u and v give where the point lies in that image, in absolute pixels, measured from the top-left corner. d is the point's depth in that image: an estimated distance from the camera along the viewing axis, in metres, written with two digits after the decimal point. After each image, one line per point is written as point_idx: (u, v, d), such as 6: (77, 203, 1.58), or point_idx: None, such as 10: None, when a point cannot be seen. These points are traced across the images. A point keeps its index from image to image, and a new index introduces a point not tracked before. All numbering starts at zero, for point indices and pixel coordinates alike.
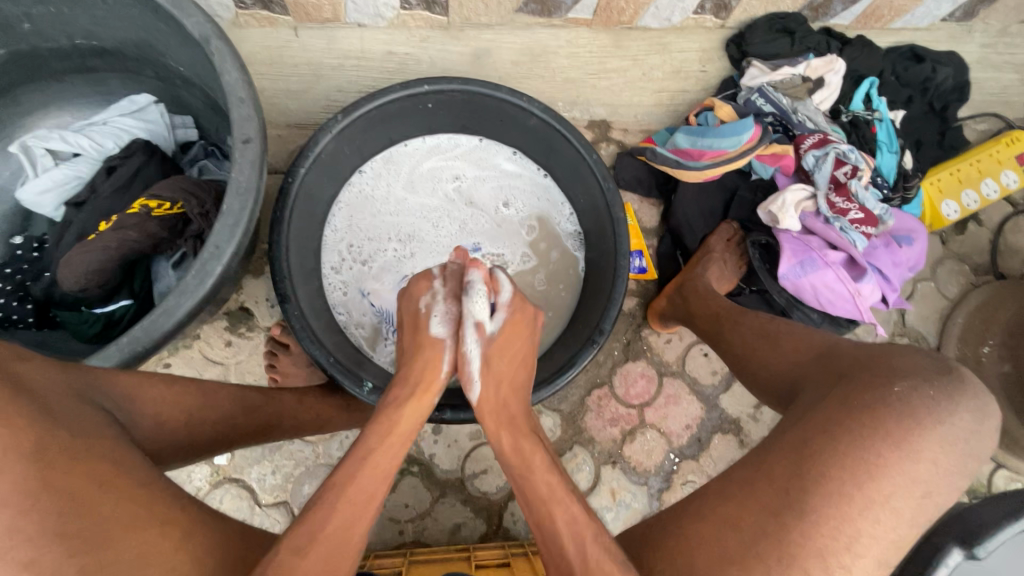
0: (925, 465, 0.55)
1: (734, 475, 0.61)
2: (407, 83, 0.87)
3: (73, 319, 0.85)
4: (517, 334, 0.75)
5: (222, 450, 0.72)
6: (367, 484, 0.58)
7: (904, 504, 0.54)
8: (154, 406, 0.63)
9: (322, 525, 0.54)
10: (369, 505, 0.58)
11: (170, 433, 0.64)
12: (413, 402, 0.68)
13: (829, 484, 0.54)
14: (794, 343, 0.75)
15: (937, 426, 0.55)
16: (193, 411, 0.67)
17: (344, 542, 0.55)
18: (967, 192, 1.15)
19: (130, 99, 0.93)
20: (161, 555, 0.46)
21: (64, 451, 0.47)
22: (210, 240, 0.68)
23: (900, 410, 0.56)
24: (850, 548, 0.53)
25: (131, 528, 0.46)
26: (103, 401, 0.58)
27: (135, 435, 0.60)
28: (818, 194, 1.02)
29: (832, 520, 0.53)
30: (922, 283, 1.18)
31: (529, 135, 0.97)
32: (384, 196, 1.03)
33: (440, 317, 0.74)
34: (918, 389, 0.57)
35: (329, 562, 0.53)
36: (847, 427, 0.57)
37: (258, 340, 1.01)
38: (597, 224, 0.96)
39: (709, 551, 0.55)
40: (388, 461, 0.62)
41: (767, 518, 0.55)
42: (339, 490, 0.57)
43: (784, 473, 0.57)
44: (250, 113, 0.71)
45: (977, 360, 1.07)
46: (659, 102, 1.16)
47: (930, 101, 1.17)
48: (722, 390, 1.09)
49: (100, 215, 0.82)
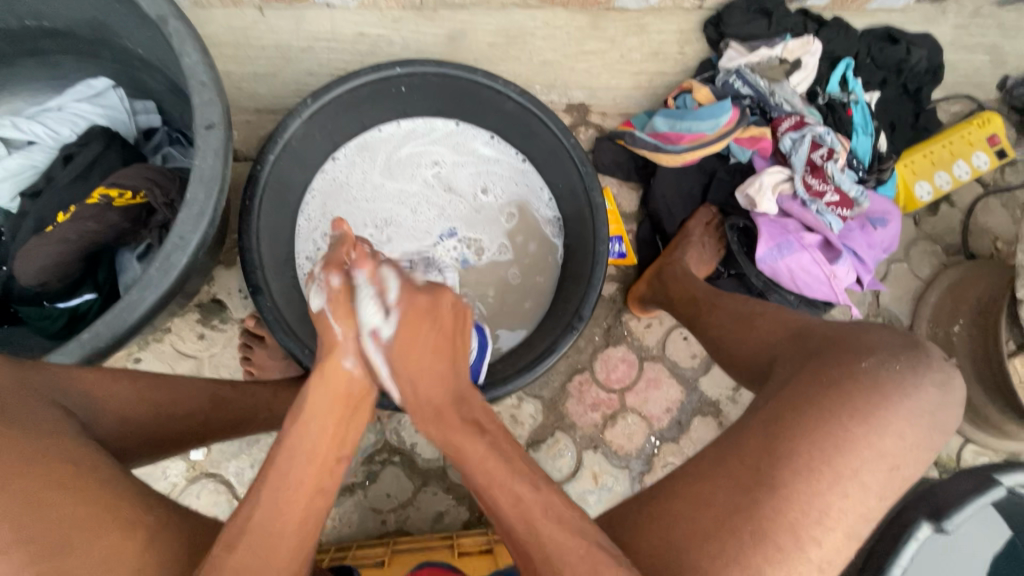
0: (891, 439, 0.56)
1: (705, 454, 0.62)
2: (377, 66, 0.85)
3: (34, 315, 0.82)
4: (419, 331, 0.62)
5: (193, 445, 0.70)
6: (291, 470, 0.54)
7: (872, 478, 0.55)
8: (116, 403, 0.61)
9: (248, 519, 0.51)
10: (297, 494, 0.53)
11: (137, 428, 0.62)
12: (315, 380, 0.60)
13: (799, 460, 0.55)
14: (768, 324, 0.75)
15: (903, 400, 0.56)
16: (161, 405, 0.65)
17: (276, 530, 0.51)
18: (939, 173, 1.16)
19: (86, 83, 0.89)
20: (124, 558, 0.45)
21: (20, 449, 0.45)
22: (174, 230, 0.66)
23: (867, 386, 0.57)
24: (820, 523, 0.54)
25: (92, 531, 0.44)
26: (63, 398, 0.56)
27: (98, 434, 0.59)
28: (794, 176, 1.02)
29: (800, 494, 0.54)
30: (895, 264, 1.20)
31: (506, 118, 0.96)
32: (359, 183, 1.01)
33: (318, 285, 0.63)
34: (885, 364, 0.58)
35: (260, 554, 0.49)
36: (817, 404, 0.57)
37: (231, 332, 0.98)
38: (576, 209, 0.95)
39: (684, 530, 0.56)
40: (317, 444, 0.57)
41: (737, 495, 0.55)
42: (262, 486, 0.53)
43: (754, 452, 0.57)
44: (212, 96, 0.69)
45: (948, 339, 1.10)
46: (638, 85, 1.15)
47: (905, 82, 1.17)
48: (701, 373, 1.09)
49: (58, 205, 0.78)
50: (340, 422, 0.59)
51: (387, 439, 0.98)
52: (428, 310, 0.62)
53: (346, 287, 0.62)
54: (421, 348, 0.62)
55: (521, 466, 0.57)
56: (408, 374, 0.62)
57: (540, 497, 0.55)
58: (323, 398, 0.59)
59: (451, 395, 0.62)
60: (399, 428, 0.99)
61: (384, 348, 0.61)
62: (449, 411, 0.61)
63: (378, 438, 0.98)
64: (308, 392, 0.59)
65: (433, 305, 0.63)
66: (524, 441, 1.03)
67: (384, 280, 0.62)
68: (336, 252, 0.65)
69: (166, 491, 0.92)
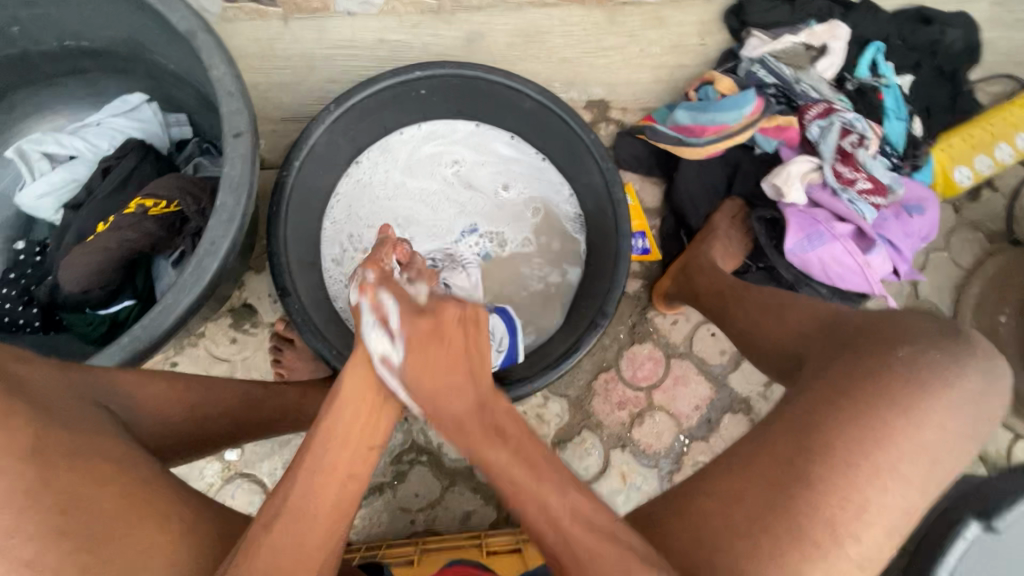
0: (932, 431, 0.53)
1: (737, 450, 0.60)
2: (398, 70, 0.86)
3: (77, 321, 0.85)
4: (433, 343, 0.61)
5: (227, 443, 0.73)
6: (325, 455, 0.55)
7: (913, 472, 0.53)
8: (154, 404, 0.63)
9: (284, 500, 0.52)
10: (331, 479, 0.54)
11: (173, 429, 0.64)
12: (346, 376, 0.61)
13: (835, 455, 0.53)
14: (799, 316, 0.73)
15: (944, 390, 0.54)
16: (196, 408, 0.67)
17: (310, 510, 0.52)
18: (980, 157, 1.11)
19: (123, 99, 0.93)
20: (161, 550, 0.46)
21: (65, 445, 0.47)
22: (206, 236, 0.68)
23: (904, 376, 0.55)
24: (859, 517, 0.52)
25: (131, 523, 0.46)
26: (104, 399, 0.58)
27: (137, 434, 0.61)
28: (823, 165, 0.99)
29: (837, 489, 0.52)
30: (935, 253, 1.15)
31: (526, 118, 0.96)
32: (381, 184, 1.02)
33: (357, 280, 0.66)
34: (923, 353, 0.56)
35: (295, 533, 0.50)
36: (852, 397, 0.55)
37: (262, 335, 1.01)
38: (598, 206, 0.94)
39: (715, 527, 0.54)
40: (350, 430, 0.58)
41: (770, 493, 0.54)
42: (299, 465, 0.54)
43: (786, 447, 0.56)
44: (239, 106, 0.71)
45: (993, 330, 1.06)
46: (659, 78, 1.13)
47: (940, 64, 1.13)
48: (731, 369, 1.07)
49: (99, 216, 0.82)
50: (373, 408, 0.60)
51: (414, 439, 0.99)
52: (433, 331, 0.61)
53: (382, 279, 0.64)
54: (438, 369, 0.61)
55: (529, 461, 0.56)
56: (423, 390, 0.61)
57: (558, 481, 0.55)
58: (360, 385, 0.60)
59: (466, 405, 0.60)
60: (426, 428, 1.00)
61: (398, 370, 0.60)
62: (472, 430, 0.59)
63: (405, 438, 0.99)
64: (347, 373, 0.61)
65: (438, 320, 0.61)
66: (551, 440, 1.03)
67: (387, 304, 0.61)
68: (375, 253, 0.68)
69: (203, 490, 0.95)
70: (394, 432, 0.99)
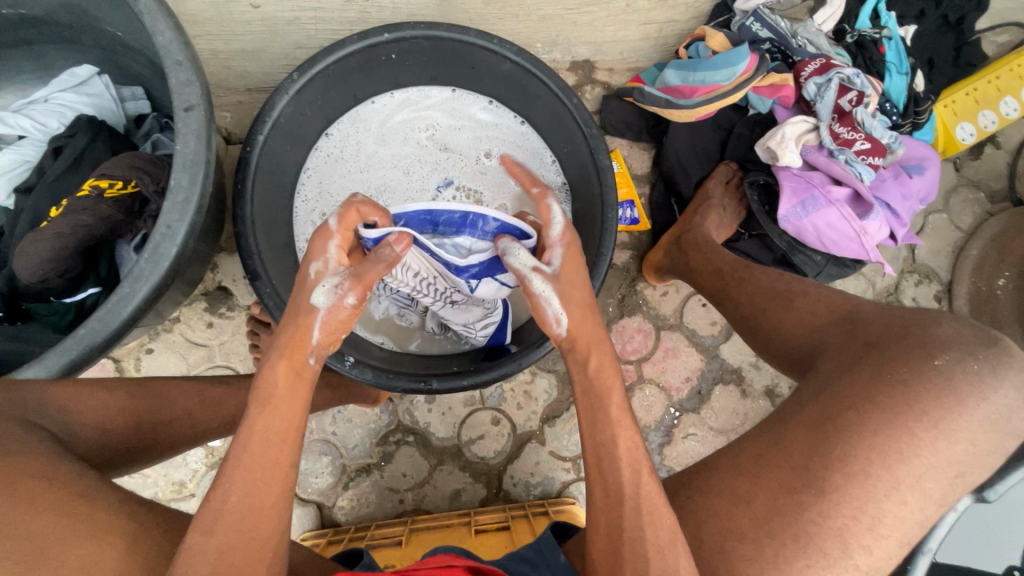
0: (961, 446, 0.54)
1: (744, 445, 0.61)
2: (364, 32, 0.80)
3: (44, 311, 0.82)
4: (576, 266, 0.65)
5: (185, 447, 0.73)
6: (265, 450, 0.53)
7: (934, 485, 0.54)
8: (92, 416, 0.63)
9: (224, 501, 0.51)
10: (274, 471, 0.53)
11: (117, 439, 0.65)
12: (283, 363, 0.58)
13: (854, 463, 0.53)
14: (809, 305, 0.70)
15: (978, 405, 0.54)
16: (142, 414, 0.68)
17: (259, 508, 0.51)
18: (984, 113, 1.06)
19: (70, 71, 0.86)
20: (104, 563, 0.48)
21: None
22: (160, 220, 0.63)
23: (938, 387, 0.54)
24: (872, 529, 0.53)
25: (72, 542, 0.48)
26: (38, 418, 0.58)
27: (78, 450, 0.61)
28: (820, 125, 0.94)
29: (852, 500, 0.53)
30: (933, 215, 1.11)
31: (504, 81, 0.90)
32: (353, 155, 0.97)
33: (333, 285, 0.60)
34: (961, 364, 0.54)
35: (244, 530, 0.50)
36: (879, 404, 0.55)
37: (240, 319, 0.98)
38: (583, 173, 0.89)
39: (719, 526, 0.56)
40: (285, 423, 0.55)
41: (779, 497, 0.55)
42: (236, 461, 0.52)
43: (802, 448, 0.56)
44: (190, 77, 0.65)
45: (991, 293, 1.02)
46: (647, 35, 1.06)
47: (944, 13, 1.05)
48: (722, 340, 1.05)
49: (52, 199, 0.77)
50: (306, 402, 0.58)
51: (400, 419, 0.98)
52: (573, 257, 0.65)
53: (353, 312, 0.62)
54: (580, 269, 0.65)
55: (607, 363, 0.61)
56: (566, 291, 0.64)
57: (615, 387, 0.60)
58: (288, 375, 0.58)
59: (586, 308, 0.64)
60: (412, 408, 0.98)
61: (551, 277, 0.64)
62: (584, 342, 0.62)
63: (391, 418, 0.97)
64: (266, 376, 0.58)
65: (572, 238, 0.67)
66: (540, 417, 1.00)
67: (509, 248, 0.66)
68: (366, 272, 0.61)
69: (187, 478, 0.94)
70: (380, 413, 0.97)
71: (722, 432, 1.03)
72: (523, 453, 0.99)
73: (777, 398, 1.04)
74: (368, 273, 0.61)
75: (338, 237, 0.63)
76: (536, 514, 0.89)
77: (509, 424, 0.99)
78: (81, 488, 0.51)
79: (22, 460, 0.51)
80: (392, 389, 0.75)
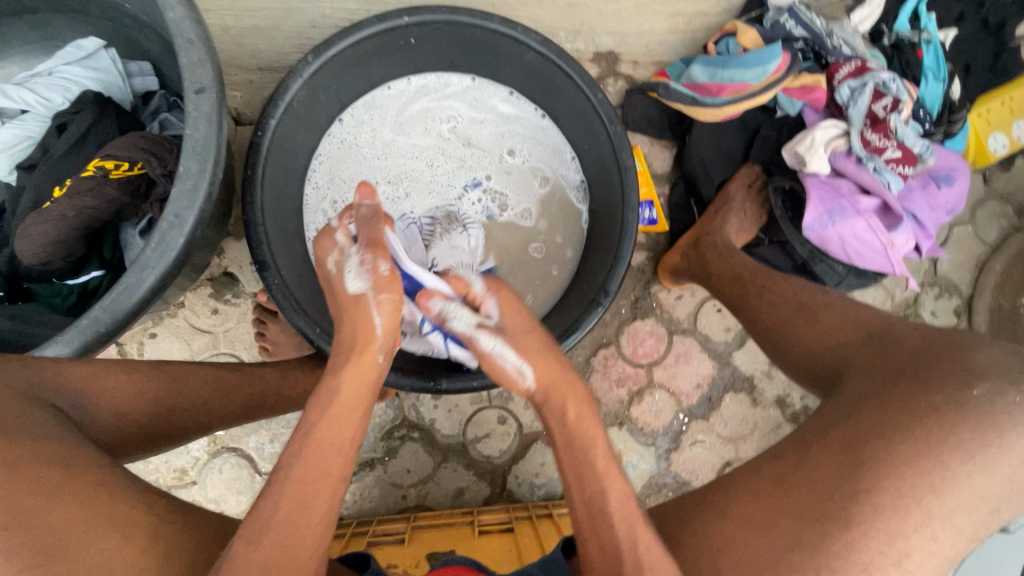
0: (998, 481, 0.52)
1: (764, 467, 0.60)
2: (384, 14, 0.76)
3: (43, 291, 0.79)
4: (513, 306, 0.67)
5: (199, 434, 0.71)
6: (319, 462, 0.54)
7: (966, 520, 0.52)
8: (111, 398, 0.62)
9: (272, 512, 0.50)
10: (322, 486, 0.53)
11: (136, 425, 0.63)
12: (351, 367, 0.61)
13: (885, 495, 0.52)
14: (834, 318, 0.68)
15: (1019, 441, 0.52)
16: (159, 400, 0.66)
17: (304, 518, 0.51)
18: (1019, 124, 1.02)
19: (77, 44, 0.83)
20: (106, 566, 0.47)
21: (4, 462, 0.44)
22: (168, 208, 0.61)
23: (976, 419, 0.52)
24: (899, 564, 0.51)
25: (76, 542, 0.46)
26: (53, 398, 0.56)
27: (93, 434, 0.59)
28: (851, 131, 0.90)
29: (881, 534, 0.51)
30: (958, 228, 1.08)
31: (527, 72, 0.86)
32: (369, 142, 0.94)
33: (359, 265, 0.63)
34: (1002, 395, 0.53)
35: (287, 541, 0.49)
36: (910, 432, 0.53)
37: (245, 306, 0.96)
38: (603, 171, 0.86)
39: (737, 553, 0.54)
40: (342, 435, 0.56)
41: (800, 523, 0.53)
42: (287, 473, 0.53)
43: (828, 474, 0.55)
44: (202, 57, 0.62)
45: (1012, 310, 1.02)
46: (674, 28, 1.01)
47: (984, 17, 1.00)
48: (735, 347, 1.03)
49: (55, 179, 0.74)
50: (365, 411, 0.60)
51: (406, 415, 0.96)
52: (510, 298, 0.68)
53: (392, 275, 0.64)
54: (518, 310, 0.67)
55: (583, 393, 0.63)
56: (518, 342, 0.65)
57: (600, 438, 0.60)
58: (352, 382, 0.60)
59: (543, 352, 0.64)
60: (417, 404, 0.96)
61: (495, 330, 0.65)
62: (554, 389, 0.64)
63: (397, 414, 0.96)
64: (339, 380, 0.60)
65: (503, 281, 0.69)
66: None
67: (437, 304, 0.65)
68: (375, 233, 0.65)
69: (188, 465, 0.93)
70: (385, 408, 0.96)
71: (731, 440, 1.01)
72: (528, 453, 0.98)
73: (788, 408, 1.03)
74: (379, 234, 0.65)
75: (341, 230, 0.67)
76: (540, 517, 0.88)
77: (515, 424, 0.98)
78: (99, 477, 0.50)
79: (43, 445, 0.49)
80: (400, 387, 0.74)
